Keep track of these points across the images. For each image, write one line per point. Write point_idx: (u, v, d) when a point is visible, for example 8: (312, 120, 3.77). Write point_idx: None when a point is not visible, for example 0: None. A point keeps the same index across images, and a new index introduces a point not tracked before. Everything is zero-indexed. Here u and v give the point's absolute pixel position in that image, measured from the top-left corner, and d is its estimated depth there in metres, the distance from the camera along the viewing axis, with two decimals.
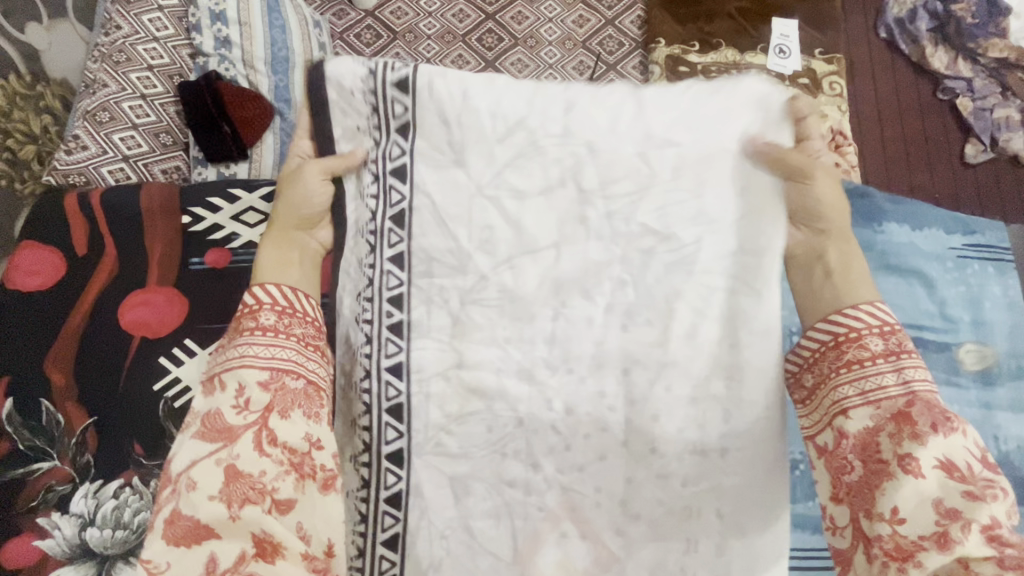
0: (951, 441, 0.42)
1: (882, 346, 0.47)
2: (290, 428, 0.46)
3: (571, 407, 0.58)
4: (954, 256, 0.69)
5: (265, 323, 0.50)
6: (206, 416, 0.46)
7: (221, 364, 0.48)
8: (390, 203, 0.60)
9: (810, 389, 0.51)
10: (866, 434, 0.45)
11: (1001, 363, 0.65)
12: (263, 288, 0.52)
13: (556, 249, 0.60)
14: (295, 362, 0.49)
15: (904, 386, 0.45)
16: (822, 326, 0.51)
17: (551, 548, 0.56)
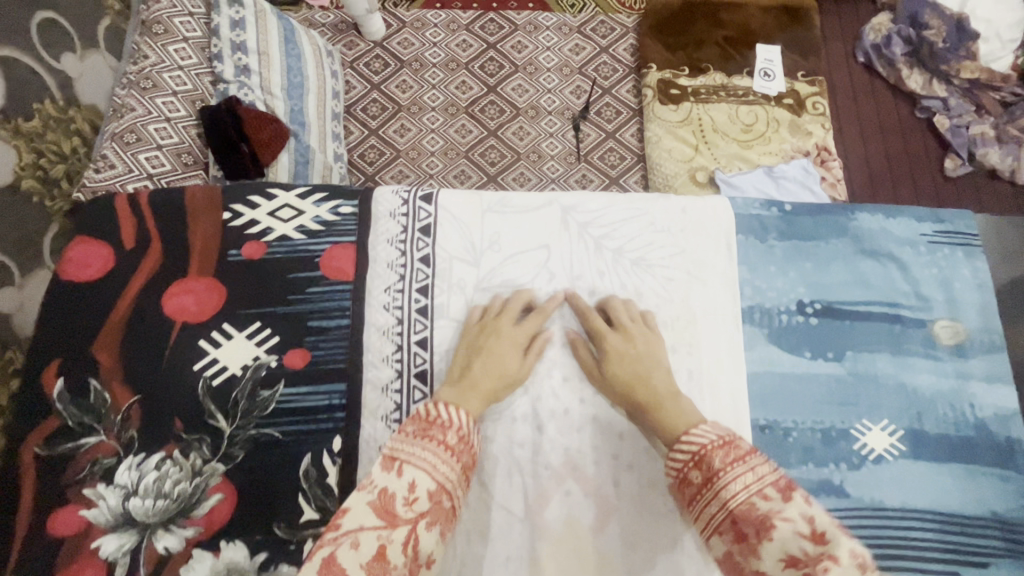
0: (780, 539, 0.47)
1: (701, 473, 0.53)
2: (427, 538, 0.52)
3: (568, 375, 0.68)
4: (925, 242, 0.73)
5: (447, 440, 0.57)
6: (380, 490, 0.53)
7: (400, 449, 0.55)
8: (418, 218, 0.73)
9: (699, 483, 0.53)
10: (727, 558, 0.51)
11: (975, 339, 0.70)
12: (448, 406, 0.59)
13: (547, 249, 0.72)
14: (454, 482, 0.56)
15: (726, 508, 0.51)
16: (680, 446, 0.56)
17: (558, 500, 0.64)
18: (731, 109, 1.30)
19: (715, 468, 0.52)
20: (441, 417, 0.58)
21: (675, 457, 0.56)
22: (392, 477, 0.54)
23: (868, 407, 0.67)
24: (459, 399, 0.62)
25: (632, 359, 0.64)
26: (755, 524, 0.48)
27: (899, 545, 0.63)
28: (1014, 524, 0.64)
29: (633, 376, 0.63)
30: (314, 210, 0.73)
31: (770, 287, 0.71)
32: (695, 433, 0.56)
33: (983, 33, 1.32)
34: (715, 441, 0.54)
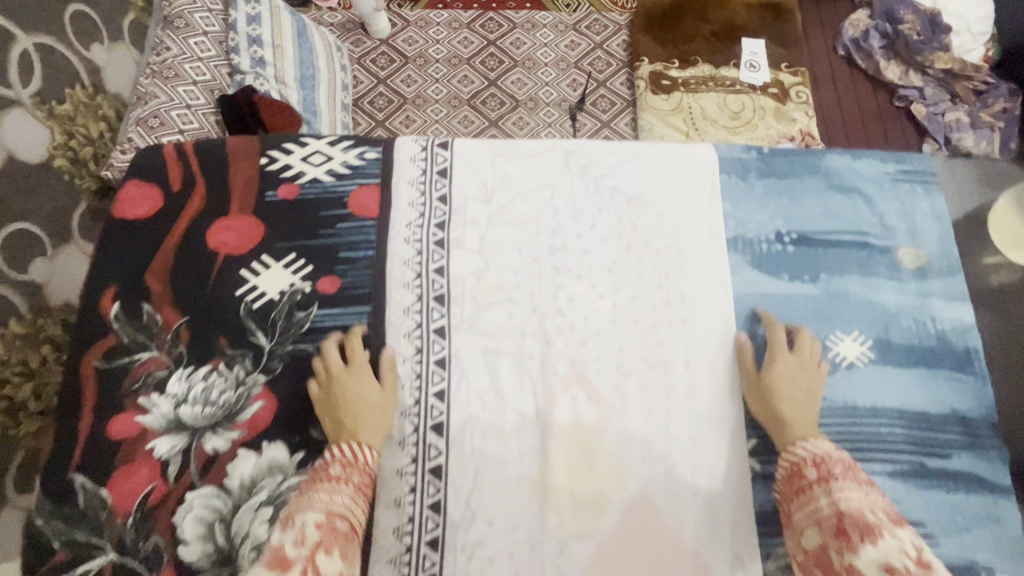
0: (884, 547, 0.54)
1: (816, 473, 0.62)
2: (331, 564, 0.55)
3: (572, 296, 0.76)
4: (889, 179, 0.81)
5: (333, 473, 0.63)
6: (271, 551, 0.56)
7: (292, 509, 0.60)
8: (436, 162, 0.81)
9: (811, 480, 0.62)
10: (817, 549, 0.58)
11: (936, 263, 0.78)
12: (341, 444, 0.66)
13: (552, 187, 0.80)
14: (346, 506, 0.61)
15: (834, 505, 0.58)
16: (801, 446, 0.65)
17: (566, 403, 0.71)
18: (719, 98, 1.40)
19: (832, 472, 0.61)
20: (330, 460, 0.65)
21: (793, 455, 0.65)
22: (287, 534, 0.57)
23: (840, 321, 0.75)
24: (349, 428, 0.67)
25: (795, 379, 0.70)
26: (858, 525, 0.55)
27: (870, 439, 0.71)
28: (971, 422, 0.72)
29: (791, 389, 0.69)
30: (343, 156, 0.81)
31: (752, 219, 0.79)
32: (803, 445, 0.65)
33: (956, 27, 1.43)
34: (828, 455, 0.63)
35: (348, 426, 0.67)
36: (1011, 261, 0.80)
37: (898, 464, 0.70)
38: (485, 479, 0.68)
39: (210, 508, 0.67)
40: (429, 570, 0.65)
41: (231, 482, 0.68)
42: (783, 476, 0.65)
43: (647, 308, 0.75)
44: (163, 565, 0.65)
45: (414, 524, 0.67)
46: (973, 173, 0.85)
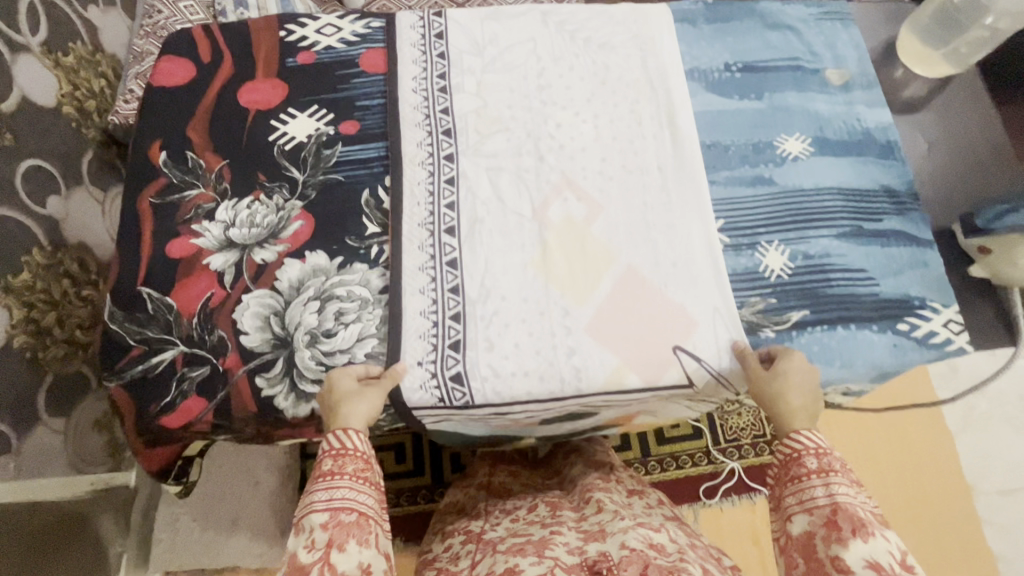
0: (873, 545, 0.62)
1: (817, 463, 0.68)
2: (347, 558, 0.61)
3: (560, 122, 0.89)
4: (813, 18, 0.97)
5: (327, 469, 0.66)
6: (289, 556, 0.61)
7: (300, 512, 0.64)
8: (433, 27, 0.94)
9: (809, 470, 0.68)
10: (806, 535, 0.66)
11: (858, 79, 0.94)
12: (328, 438, 0.68)
13: (534, 40, 0.94)
14: (350, 496, 0.64)
15: (830, 499, 0.66)
16: (802, 435, 0.70)
17: (560, 203, 0.84)
18: None
19: (832, 465, 0.68)
20: (325, 452, 0.67)
21: (794, 443, 0.70)
22: (298, 539, 0.62)
23: (784, 127, 0.90)
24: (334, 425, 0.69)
25: (804, 379, 0.73)
26: (853, 523, 0.63)
27: (817, 212, 0.85)
28: (898, 193, 0.87)
29: (801, 393, 0.72)
30: (351, 27, 0.93)
31: (703, 56, 0.94)
32: (799, 436, 0.70)
33: None
34: (824, 447, 0.69)
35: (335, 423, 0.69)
36: (921, 77, 0.96)
37: (842, 228, 0.84)
38: (497, 266, 0.80)
39: (265, 305, 0.77)
40: (455, 338, 0.77)
41: (281, 284, 0.78)
42: (782, 462, 0.72)
43: (623, 128, 0.89)
44: (227, 352, 0.75)
45: (439, 305, 0.78)
46: (882, 13, 1.01)
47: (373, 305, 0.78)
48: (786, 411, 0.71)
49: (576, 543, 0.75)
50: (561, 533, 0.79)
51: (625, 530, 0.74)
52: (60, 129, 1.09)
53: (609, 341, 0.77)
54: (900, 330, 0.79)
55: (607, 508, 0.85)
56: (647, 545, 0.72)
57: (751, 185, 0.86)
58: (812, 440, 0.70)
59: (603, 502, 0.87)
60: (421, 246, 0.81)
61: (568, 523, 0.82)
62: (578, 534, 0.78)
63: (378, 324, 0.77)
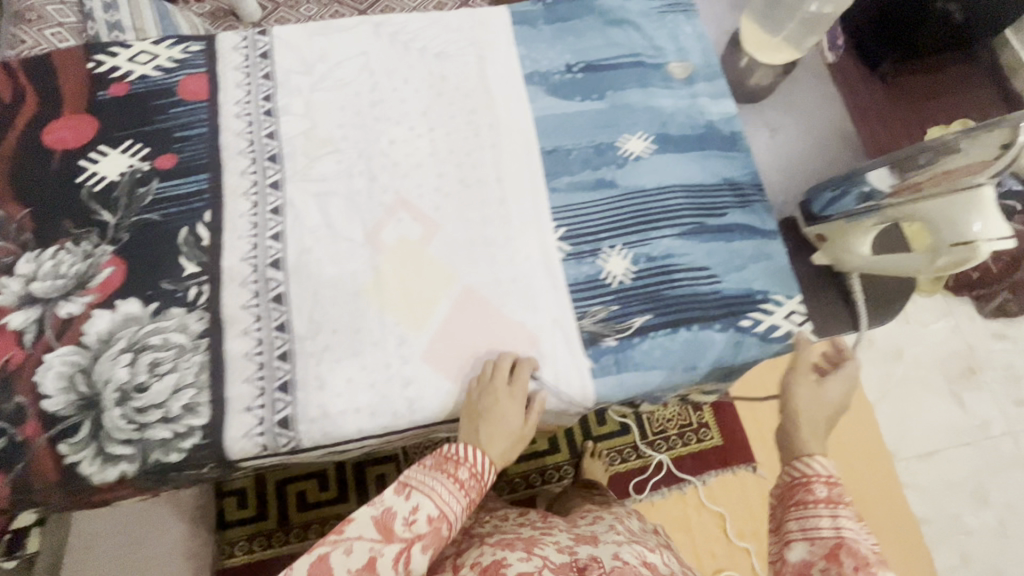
0: None
1: (827, 492, 0.62)
2: (420, 562, 0.63)
3: (393, 139, 0.85)
4: (656, 11, 0.95)
5: (460, 475, 0.67)
6: (384, 509, 0.64)
7: (414, 481, 0.66)
8: (257, 47, 0.89)
9: (820, 497, 0.62)
10: (802, 562, 0.60)
11: (702, 72, 0.93)
12: (473, 447, 0.68)
13: (366, 54, 0.89)
14: (454, 516, 0.66)
15: (837, 531, 0.59)
16: (818, 460, 0.64)
17: (392, 225, 0.80)
18: None
19: (843, 497, 0.61)
20: (459, 454, 0.68)
21: (807, 466, 0.64)
22: (401, 501, 0.64)
23: (627, 126, 0.88)
24: (484, 442, 0.69)
25: (827, 405, 0.70)
26: (856, 560, 0.56)
27: (660, 212, 0.83)
28: (742, 186, 0.86)
29: (829, 410, 0.70)
30: (167, 52, 0.88)
31: (544, 58, 0.91)
32: (818, 460, 0.64)
33: None
34: (836, 476, 0.63)
35: (484, 438, 0.68)
36: None
37: (685, 226, 0.83)
38: (326, 298, 0.76)
39: (70, 363, 0.72)
40: (281, 379, 0.72)
41: (89, 338, 0.73)
42: (787, 484, 0.65)
43: (461, 140, 0.85)
44: (27, 419, 0.69)
45: (263, 346, 0.74)
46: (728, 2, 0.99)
47: (190, 351, 0.73)
48: (803, 431, 0.68)
49: (567, 542, 0.79)
50: (551, 534, 0.83)
51: (618, 543, 0.80)
52: None
53: (443, 367, 0.74)
54: (742, 327, 0.78)
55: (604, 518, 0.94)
56: (642, 562, 0.75)
57: (594, 189, 0.84)
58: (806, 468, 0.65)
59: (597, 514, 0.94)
60: (243, 283, 0.76)
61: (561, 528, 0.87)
62: (571, 536, 0.83)
63: (195, 372, 0.72)
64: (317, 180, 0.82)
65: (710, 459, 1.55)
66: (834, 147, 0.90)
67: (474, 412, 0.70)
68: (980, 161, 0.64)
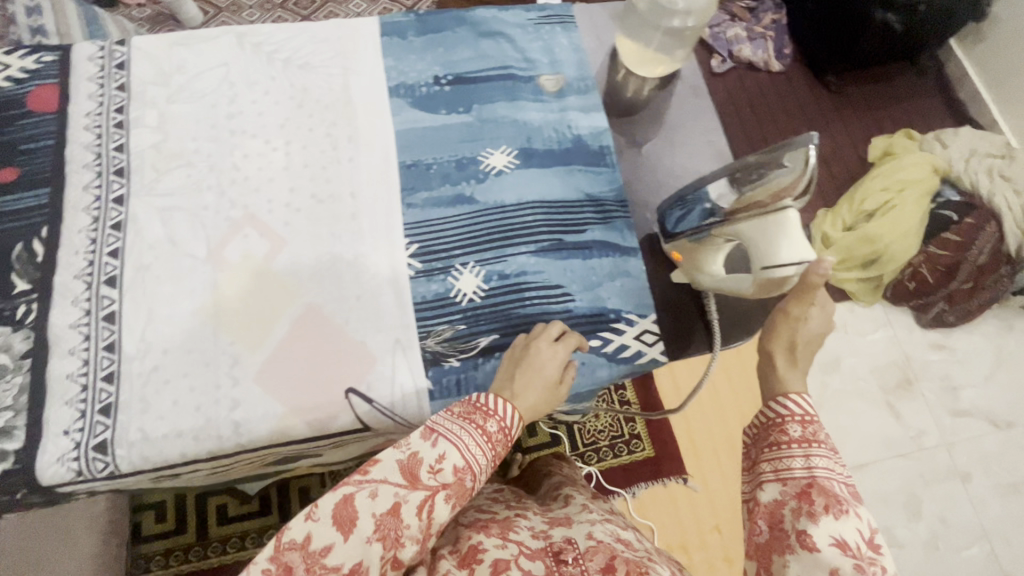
0: (843, 523, 0.55)
1: (800, 432, 0.61)
2: (442, 509, 0.58)
3: (246, 153, 0.83)
4: (531, 23, 0.94)
5: (489, 429, 0.63)
6: (411, 453, 0.59)
7: (443, 427, 0.61)
8: (114, 57, 0.87)
9: (795, 438, 0.61)
10: (774, 504, 0.60)
11: (575, 84, 0.91)
12: (503, 401, 0.65)
13: (226, 66, 0.88)
14: (479, 468, 0.62)
15: (808, 470, 0.59)
16: (794, 399, 0.63)
17: (238, 241, 0.78)
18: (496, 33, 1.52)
19: (815, 436, 0.61)
20: (490, 405, 0.64)
21: (782, 407, 0.63)
22: (426, 445, 0.60)
23: (491, 139, 0.86)
24: (517, 391, 0.67)
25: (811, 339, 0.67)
26: (826, 498, 0.57)
27: (517, 228, 0.82)
28: (604, 202, 0.84)
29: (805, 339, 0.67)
30: (19, 63, 0.86)
31: (411, 69, 0.90)
32: (792, 399, 0.63)
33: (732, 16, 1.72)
34: (810, 415, 0.62)
35: (514, 387, 0.67)
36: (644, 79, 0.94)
37: (541, 242, 0.81)
38: (160, 316, 0.74)
39: None
40: (104, 402, 0.70)
41: None
42: (764, 427, 0.65)
43: (318, 154, 0.84)
44: None
45: (89, 366, 0.71)
46: (607, 14, 0.98)
47: (11, 372, 0.71)
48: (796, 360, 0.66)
49: (540, 527, 0.75)
50: (526, 515, 0.78)
51: (591, 521, 0.75)
52: None
53: (278, 388, 0.72)
54: (591, 346, 0.76)
55: (576, 499, 0.89)
56: (615, 539, 0.71)
57: (451, 205, 0.82)
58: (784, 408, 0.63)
59: (571, 495, 0.91)
60: (75, 301, 0.74)
61: (534, 512, 0.82)
62: (545, 519, 0.79)
63: (15, 394, 0.70)
64: (163, 196, 0.80)
65: (639, 472, 1.53)
66: (704, 163, 0.90)
67: (515, 364, 0.69)
68: (792, 183, 0.62)
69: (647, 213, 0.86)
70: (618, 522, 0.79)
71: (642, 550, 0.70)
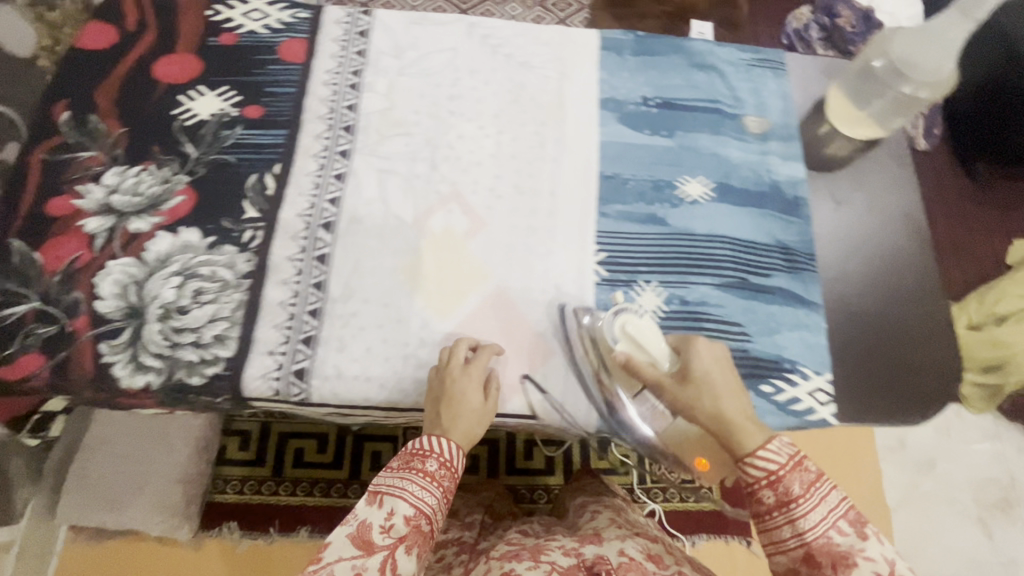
0: (858, 574, 0.59)
1: (774, 497, 0.63)
2: (406, 561, 0.66)
3: (461, 134, 0.88)
4: (744, 63, 0.96)
5: (429, 469, 0.70)
6: (359, 523, 0.67)
7: (382, 488, 0.69)
8: (358, 25, 0.94)
9: (773, 505, 0.63)
10: (789, 571, 0.63)
11: (777, 131, 0.92)
12: (437, 439, 0.71)
13: (454, 51, 0.94)
14: (432, 507, 0.69)
15: (800, 538, 0.62)
16: (757, 462, 0.64)
17: (442, 214, 0.83)
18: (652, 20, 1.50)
19: (791, 496, 0.62)
20: (425, 448, 0.71)
21: (749, 476, 0.64)
22: (375, 511, 0.68)
23: (689, 168, 0.88)
24: (446, 426, 0.72)
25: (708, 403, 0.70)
26: (832, 557, 0.60)
27: (703, 258, 0.83)
28: (793, 251, 0.84)
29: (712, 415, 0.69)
30: (278, 14, 0.95)
31: (622, 86, 0.93)
32: (759, 459, 0.64)
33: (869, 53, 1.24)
34: (775, 474, 0.63)
35: (443, 423, 0.72)
36: (846, 138, 0.93)
37: (725, 278, 0.82)
38: (364, 268, 0.80)
39: (126, 274, 0.78)
40: (306, 333, 0.76)
41: (148, 255, 0.79)
42: (746, 490, 0.67)
43: (524, 149, 0.88)
44: (79, 314, 0.75)
45: (298, 298, 0.78)
46: (817, 67, 0.98)
47: (232, 288, 0.78)
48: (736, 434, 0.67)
49: (572, 544, 0.82)
50: (557, 539, 0.85)
51: (621, 537, 0.84)
52: None
53: None
54: (761, 391, 0.76)
55: (604, 517, 0.98)
56: (645, 557, 0.79)
57: (642, 223, 0.84)
58: (769, 462, 0.64)
59: (599, 514, 1.00)
60: (293, 237, 0.81)
61: (563, 534, 0.89)
62: (575, 538, 0.85)
63: (232, 308, 0.77)
64: (383, 157, 0.86)
65: (704, 521, 1.50)
66: (895, 233, 0.88)
67: (439, 407, 0.72)
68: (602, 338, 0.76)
69: (834, 271, 0.85)
70: (644, 536, 0.88)
71: (672, 566, 0.78)
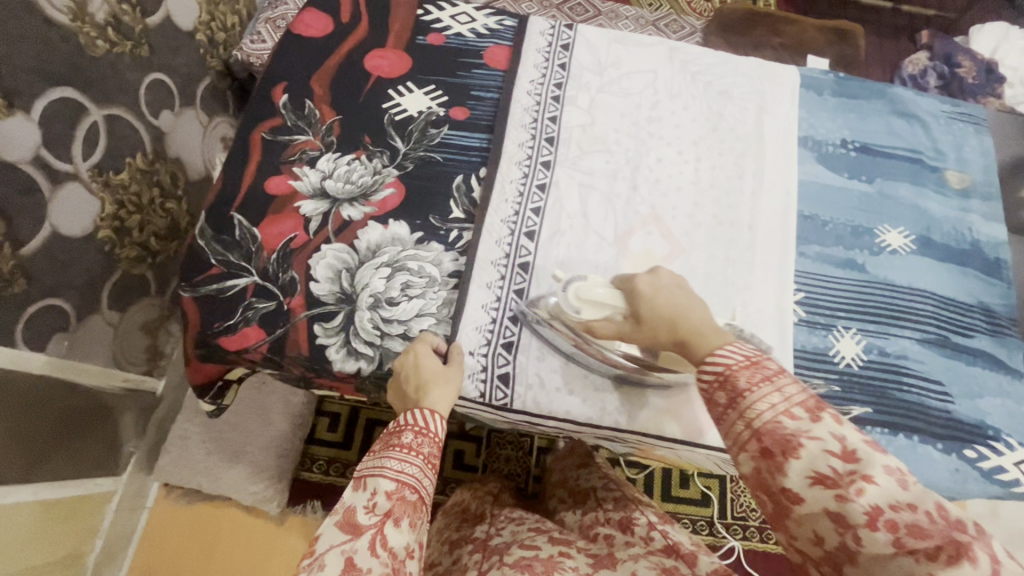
0: (807, 456, 0.49)
1: (727, 395, 0.55)
2: (398, 535, 0.60)
3: (660, 158, 0.89)
4: (944, 115, 0.94)
5: (406, 441, 0.65)
6: (346, 509, 0.61)
7: (364, 470, 0.63)
8: (562, 38, 0.96)
9: (727, 402, 0.55)
10: (753, 474, 0.53)
11: (978, 188, 0.90)
12: (410, 411, 0.68)
13: (656, 73, 0.94)
14: (415, 477, 0.63)
15: (752, 429, 0.53)
16: (707, 367, 0.58)
17: (641, 236, 0.84)
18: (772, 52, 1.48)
19: (739, 389, 0.54)
20: (402, 422, 0.67)
21: (702, 379, 0.58)
22: (357, 493, 0.62)
23: (889, 216, 0.87)
24: (417, 398, 0.69)
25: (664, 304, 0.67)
26: (778, 444, 0.51)
27: (904, 311, 0.81)
28: (996, 314, 0.82)
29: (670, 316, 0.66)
30: (484, 21, 0.97)
31: (821, 126, 0.92)
32: (718, 355, 0.57)
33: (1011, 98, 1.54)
34: (729, 369, 0.56)
35: (416, 395, 0.69)
36: None
37: (926, 333, 0.80)
38: None
39: (339, 259, 0.80)
40: (508, 339, 0.77)
41: (359, 244, 0.81)
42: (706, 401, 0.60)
43: (723, 179, 0.88)
44: (295, 294, 0.78)
45: (501, 303, 0.79)
46: (1015, 126, 0.96)
47: (439, 286, 0.79)
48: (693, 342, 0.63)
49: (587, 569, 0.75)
50: (570, 554, 0.79)
51: (634, 558, 0.77)
52: (187, 49, 1.18)
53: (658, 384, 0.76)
54: (964, 456, 0.74)
55: (612, 531, 0.90)
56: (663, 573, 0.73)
57: (841, 267, 0.83)
58: (723, 361, 0.57)
59: (608, 534, 0.91)
60: (497, 241, 0.82)
61: (575, 548, 0.82)
62: (588, 557, 0.79)
63: (439, 305, 0.78)
64: (584, 172, 0.87)
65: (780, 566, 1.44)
66: None
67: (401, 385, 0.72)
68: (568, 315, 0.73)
69: None
70: (659, 551, 0.81)
71: None
